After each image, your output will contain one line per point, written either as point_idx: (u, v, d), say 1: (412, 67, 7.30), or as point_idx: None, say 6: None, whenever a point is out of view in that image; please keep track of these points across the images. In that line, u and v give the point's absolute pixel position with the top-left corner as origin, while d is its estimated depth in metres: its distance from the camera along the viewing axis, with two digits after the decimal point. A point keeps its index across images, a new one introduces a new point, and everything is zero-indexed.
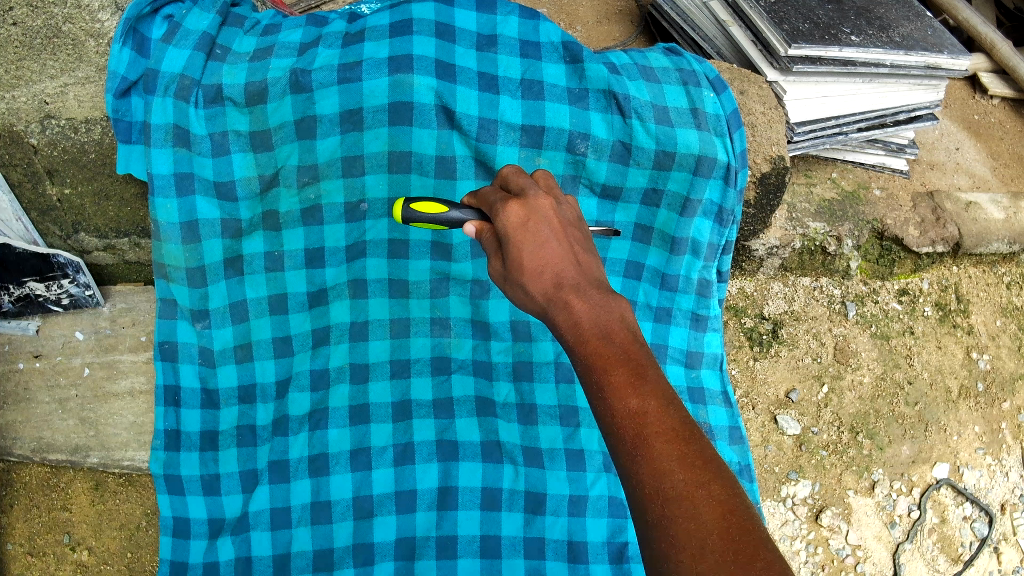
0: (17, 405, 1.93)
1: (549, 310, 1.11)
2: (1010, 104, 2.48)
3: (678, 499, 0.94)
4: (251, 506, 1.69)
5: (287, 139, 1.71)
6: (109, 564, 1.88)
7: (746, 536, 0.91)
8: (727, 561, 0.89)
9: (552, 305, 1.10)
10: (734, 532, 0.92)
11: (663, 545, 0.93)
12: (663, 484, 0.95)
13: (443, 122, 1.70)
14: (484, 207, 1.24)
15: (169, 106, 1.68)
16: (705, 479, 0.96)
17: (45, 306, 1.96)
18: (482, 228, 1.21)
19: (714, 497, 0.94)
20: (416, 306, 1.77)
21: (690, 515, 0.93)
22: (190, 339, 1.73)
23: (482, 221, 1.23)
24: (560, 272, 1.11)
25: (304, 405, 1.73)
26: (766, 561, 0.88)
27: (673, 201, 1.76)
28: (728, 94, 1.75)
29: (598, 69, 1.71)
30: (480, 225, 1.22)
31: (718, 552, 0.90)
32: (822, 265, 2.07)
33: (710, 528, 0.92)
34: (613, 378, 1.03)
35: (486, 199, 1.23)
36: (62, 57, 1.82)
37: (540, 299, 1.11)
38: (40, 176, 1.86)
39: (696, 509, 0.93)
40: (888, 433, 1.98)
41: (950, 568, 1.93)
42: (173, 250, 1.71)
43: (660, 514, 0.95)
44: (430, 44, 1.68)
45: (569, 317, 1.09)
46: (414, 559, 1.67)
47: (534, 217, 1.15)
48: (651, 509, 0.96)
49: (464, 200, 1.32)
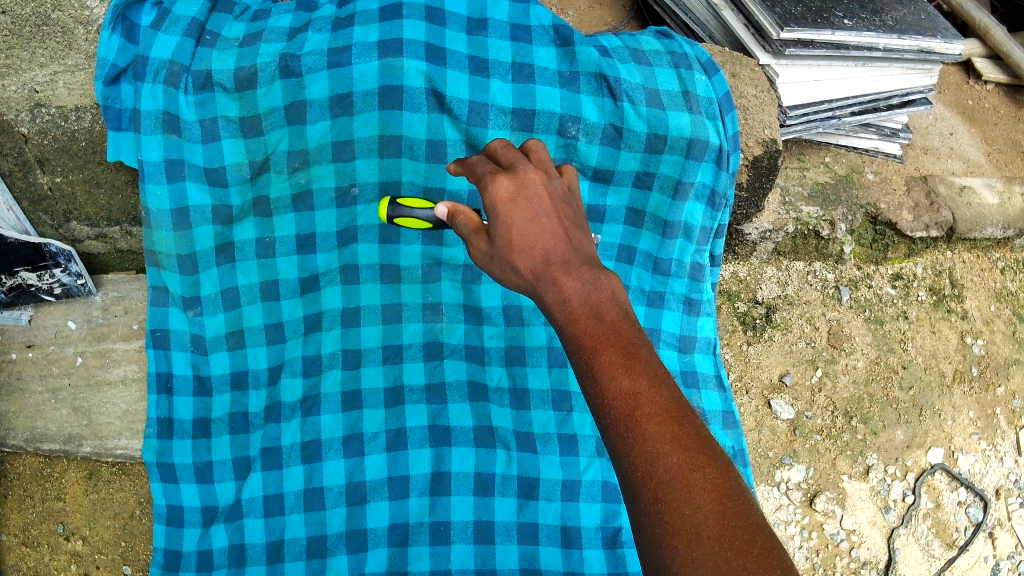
0: (10, 395, 1.93)
1: (538, 287, 1.11)
2: (1004, 89, 2.47)
3: (672, 483, 0.94)
4: (244, 493, 1.69)
5: (276, 125, 1.70)
6: (104, 553, 1.88)
7: (742, 521, 0.91)
8: (724, 547, 0.89)
9: (541, 282, 1.10)
10: (729, 516, 0.92)
11: (658, 529, 0.93)
12: (656, 468, 0.95)
13: (434, 106, 1.69)
14: (471, 179, 1.24)
15: (158, 93, 1.67)
16: (700, 463, 0.95)
17: (37, 296, 1.95)
18: (453, 211, 1.25)
19: (708, 481, 0.94)
20: (408, 291, 1.76)
21: (685, 499, 0.93)
22: (182, 326, 1.73)
23: (454, 205, 1.25)
24: (549, 248, 1.11)
25: (297, 392, 1.73)
26: (763, 547, 0.89)
27: (665, 183, 1.76)
28: (719, 77, 1.74)
29: (589, 52, 1.70)
30: (453, 209, 1.25)
31: (713, 537, 0.90)
32: (816, 249, 2.06)
33: (705, 512, 0.92)
34: (604, 359, 1.02)
35: (475, 170, 1.23)
36: (51, 45, 1.82)
37: (528, 276, 1.12)
38: (31, 165, 1.86)
39: (691, 494, 0.93)
40: (882, 417, 1.98)
41: (945, 553, 1.93)
42: (164, 237, 1.70)
43: (653, 498, 0.94)
44: (420, 28, 1.67)
45: (558, 295, 1.08)
46: (407, 545, 1.67)
47: (523, 192, 1.15)
48: (644, 492, 0.95)
49: (449, 168, 1.31)
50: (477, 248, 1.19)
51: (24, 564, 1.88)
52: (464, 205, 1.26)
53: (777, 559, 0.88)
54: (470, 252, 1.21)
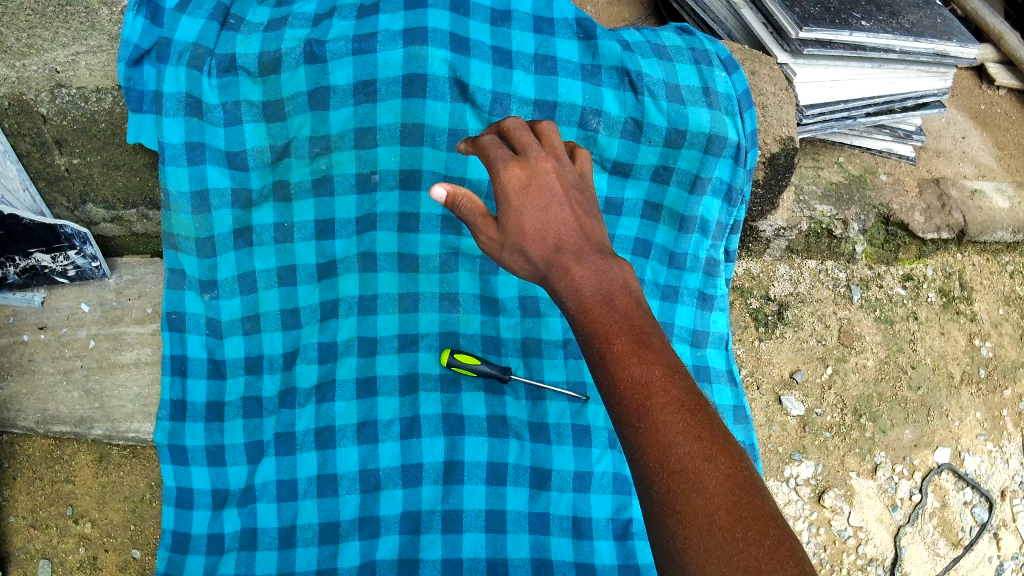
0: (20, 376, 1.93)
1: (549, 275, 1.12)
2: (1015, 95, 2.50)
3: (684, 472, 0.94)
4: (257, 478, 1.69)
5: (299, 110, 1.71)
6: (113, 536, 1.87)
7: (755, 511, 0.91)
8: (737, 537, 0.89)
9: (552, 271, 1.11)
10: (743, 506, 0.92)
11: (670, 519, 0.93)
12: (668, 457, 0.95)
13: (457, 95, 1.70)
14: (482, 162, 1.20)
15: (182, 75, 1.68)
16: (712, 452, 0.95)
17: (50, 278, 1.95)
18: (452, 195, 1.17)
19: (721, 471, 0.94)
20: (425, 280, 1.77)
21: (697, 489, 0.93)
22: (198, 309, 1.73)
23: (452, 186, 1.18)
24: (562, 237, 1.12)
25: (312, 377, 1.73)
26: (776, 537, 0.89)
27: (683, 178, 1.77)
28: (739, 74, 1.76)
29: (611, 46, 1.72)
30: (450, 193, 1.17)
31: (726, 528, 0.90)
32: (828, 248, 2.07)
33: (717, 502, 0.92)
34: (615, 348, 1.03)
35: (487, 152, 1.19)
36: (74, 26, 1.85)
37: (541, 265, 1.13)
38: (49, 146, 1.86)
39: (703, 483, 0.93)
40: (890, 416, 2.00)
41: (951, 552, 1.95)
42: (183, 220, 1.71)
43: (665, 487, 0.95)
44: (445, 18, 1.69)
45: (570, 284, 1.09)
46: (419, 533, 1.67)
47: (536, 181, 1.15)
48: (656, 481, 0.96)
49: (459, 147, 1.24)
50: (487, 234, 1.18)
51: (32, 546, 1.87)
52: (463, 187, 1.19)
53: (789, 551, 0.89)
54: (480, 239, 1.19)
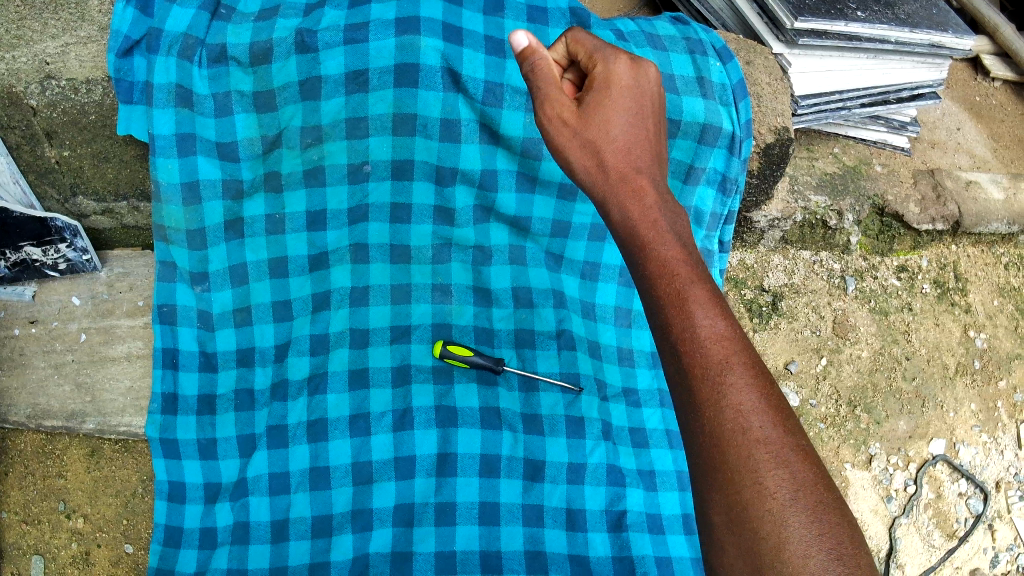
0: (11, 370, 1.92)
1: (621, 187, 1.11)
2: (1009, 87, 2.49)
3: (765, 440, 0.89)
4: (249, 471, 1.68)
5: (290, 100, 1.70)
6: (105, 531, 1.86)
7: (833, 493, 0.88)
8: (816, 516, 0.85)
9: (625, 183, 1.11)
10: (823, 485, 0.88)
11: (745, 487, 0.88)
12: (749, 423, 0.90)
13: (449, 84, 1.68)
14: (590, 49, 1.22)
15: (172, 66, 1.67)
16: (793, 426, 0.91)
17: (41, 272, 1.94)
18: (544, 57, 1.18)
19: (801, 447, 0.90)
20: (418, 271, 1.76)
21: (771, 444, 0.89)
22: (189, 302, 1.72)
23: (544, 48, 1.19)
24: (644, 154, 1.14)
25: (304, 369, 1.72)
26: (851, 522, 0.87)
27: (678, 168, 1.75)
28: (734, 64, 1.74)
29: (605, 36, 1.71)
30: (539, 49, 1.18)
31: (807, 504, 0.86)
32: (823, 238, 2.06)
33: (798, 476, 0.87)
34: (698, 296, 0.98)
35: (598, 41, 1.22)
36: (63, 17, 1.84)
37: (614, 169, 1.12)
38: (39, 138, 1.85)
39: (785, 455, 0.89)
40: (886, 407, 1.99)
41: (946, 544, 1.94)
42: (173, 212, 1.70)
43: (744, 453, 0.89)
44: (437, 7, 1.67)
45: (648, 215, 1.07)
46: (412, 526, 1.66)
47: (641, 89, 1.18)
48: (727, 432, 0.90)
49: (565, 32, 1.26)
50: (561, 110, 1.18)
51: (23, 542, 1.86)
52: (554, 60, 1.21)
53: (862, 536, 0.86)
54: (548, 108, 1.19)
